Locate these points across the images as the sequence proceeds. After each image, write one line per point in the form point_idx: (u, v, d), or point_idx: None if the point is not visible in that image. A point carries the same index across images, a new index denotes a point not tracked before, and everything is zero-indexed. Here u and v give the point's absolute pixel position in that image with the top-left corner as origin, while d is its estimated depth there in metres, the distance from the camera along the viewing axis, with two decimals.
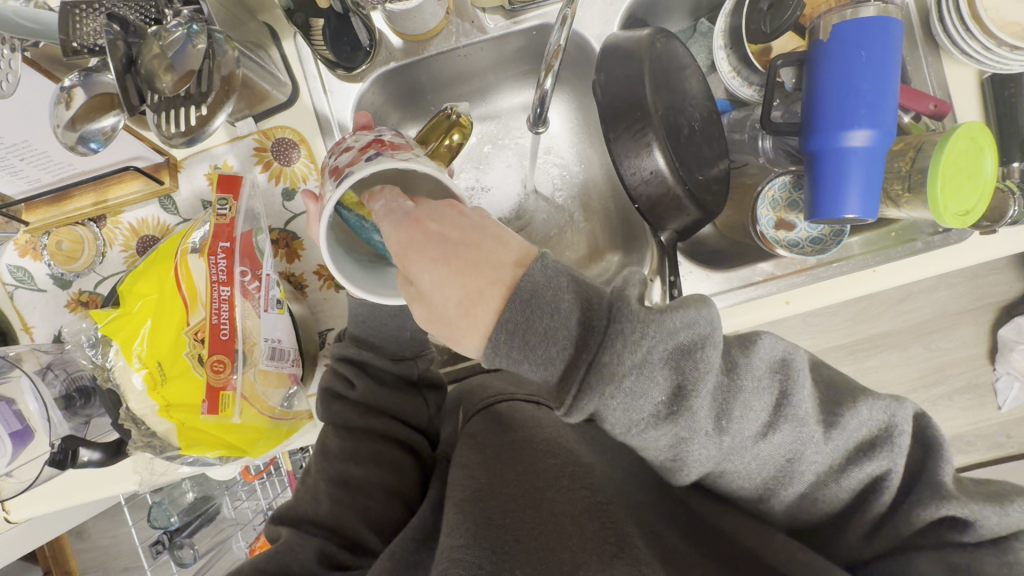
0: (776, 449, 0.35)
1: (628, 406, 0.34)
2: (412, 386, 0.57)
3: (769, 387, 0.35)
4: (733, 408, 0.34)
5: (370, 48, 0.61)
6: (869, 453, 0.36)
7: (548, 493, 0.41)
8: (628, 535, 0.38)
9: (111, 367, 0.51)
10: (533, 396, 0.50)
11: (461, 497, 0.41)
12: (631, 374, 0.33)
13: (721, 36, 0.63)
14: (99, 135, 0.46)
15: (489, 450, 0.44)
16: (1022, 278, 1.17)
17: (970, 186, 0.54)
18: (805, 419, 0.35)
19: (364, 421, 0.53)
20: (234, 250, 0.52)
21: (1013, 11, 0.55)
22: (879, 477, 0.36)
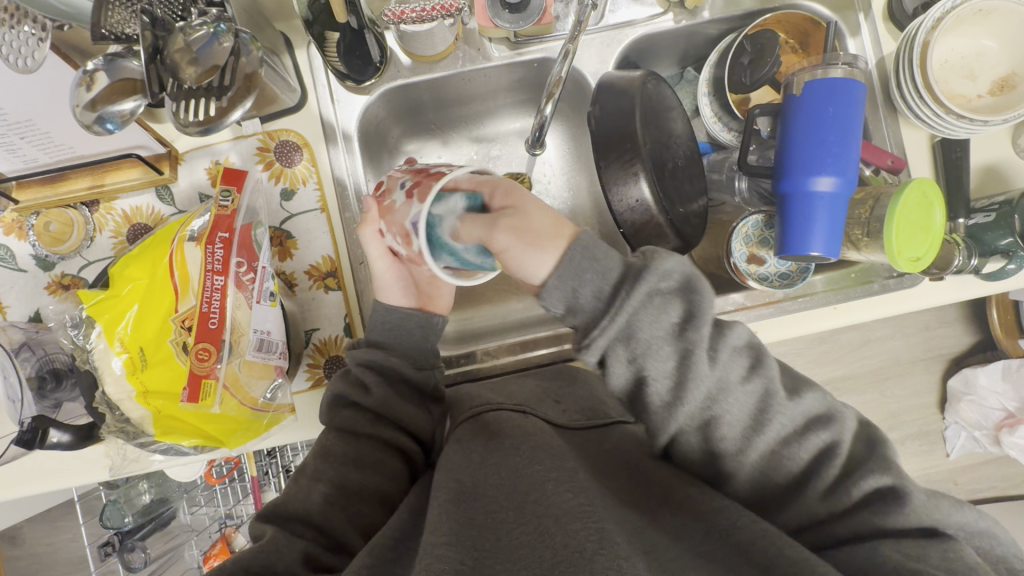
0: (749, 395, 0.43)
1: (650, 328, 0.44)
2: (422, 396, 0.59)
3: (743, 358, 0.44)
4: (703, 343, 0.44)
5: (381, 64, 0.65)
6: (820, 424, 0.43)
7: (533, 496, 0.40)
8: (607, 532, 0.36)
9: (91, 349, 0.51)
10: (519, 406, 0.53)
11: (443, 498, 0.42)
12: (654, 307, 0.44)
13: (705, 84, 0.69)
14: (118, 117, 0.49)
15: (475, 456, 0.46)
16: (970, 332, 1.25)
17: (922, 237, 0.59)
18: (774, 380, 0.44)
19: (373, 428, 0.55)
20: (232, 241, 0.53)
21: (960, 85, 0.62)
22: (832, 446, 0.43)
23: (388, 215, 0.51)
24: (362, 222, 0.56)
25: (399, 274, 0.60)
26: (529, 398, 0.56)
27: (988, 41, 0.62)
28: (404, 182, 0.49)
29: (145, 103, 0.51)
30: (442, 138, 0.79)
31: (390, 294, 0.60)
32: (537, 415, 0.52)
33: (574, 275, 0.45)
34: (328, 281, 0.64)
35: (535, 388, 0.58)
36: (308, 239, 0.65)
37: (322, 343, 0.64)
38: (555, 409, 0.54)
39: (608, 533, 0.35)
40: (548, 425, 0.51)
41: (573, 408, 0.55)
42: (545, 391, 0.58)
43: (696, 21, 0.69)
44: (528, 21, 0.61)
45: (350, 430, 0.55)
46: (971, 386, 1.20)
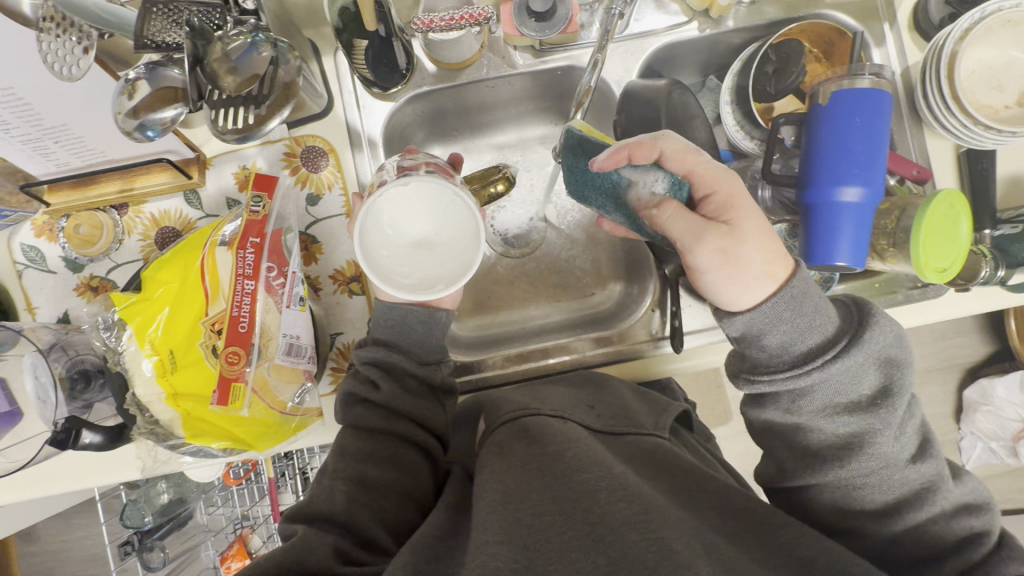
0: (855, 425, 0.47)
1: (777, 336, 0.47)
2: (432, 389, 0.60)
3: (869, 384, 0.47)
4: (805, 350, 0.47)
5: (407, 71, 0.65)
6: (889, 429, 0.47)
7: (583, 503, 0.40)
8: (667, 541, 0.36)
9: (122, 352, 0.52)
10: (557, 411, 0.52)
11: (492, 498, 0.43)
12: (808, 325, 0.47)
13: (728, 93, 0.69)
14: (158, 125, 0.50)
15: (515, 459, 0.46)
16: (987, 342, 1.24)
17: (948, 247, 0.59)
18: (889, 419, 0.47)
19: (385, 424, 0.55)
20: (263, 246, 0.54)
21: (987, 96, 0.62)
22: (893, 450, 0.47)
23: None
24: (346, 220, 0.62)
25: None
26: (565, 403, 0.55)
27: (1015, 52, 0.61)
28: None
29: (185, 110, 0.51)
30: (464, 144, 0.79)
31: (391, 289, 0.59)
32: (575, 419, 0.52)
33: (792, 307, 0.47)
34: (353, 285, 0.65)
35: (569, 395, 0.57)
36: (333, 243, 0.65)
37: (346, 346, 0.64)
38: (590, 414, 0.54)
39: (670, 541, 0.36)
40: (585, 429, 0.51)
41: (608, 414, 0.54)
42: (578, 397, 0.57)
43: (721, 30, 0.69)
44: (553, 30, 0.61)
45: (364, 428, 0.55)
46: (989, 397, 1.19)
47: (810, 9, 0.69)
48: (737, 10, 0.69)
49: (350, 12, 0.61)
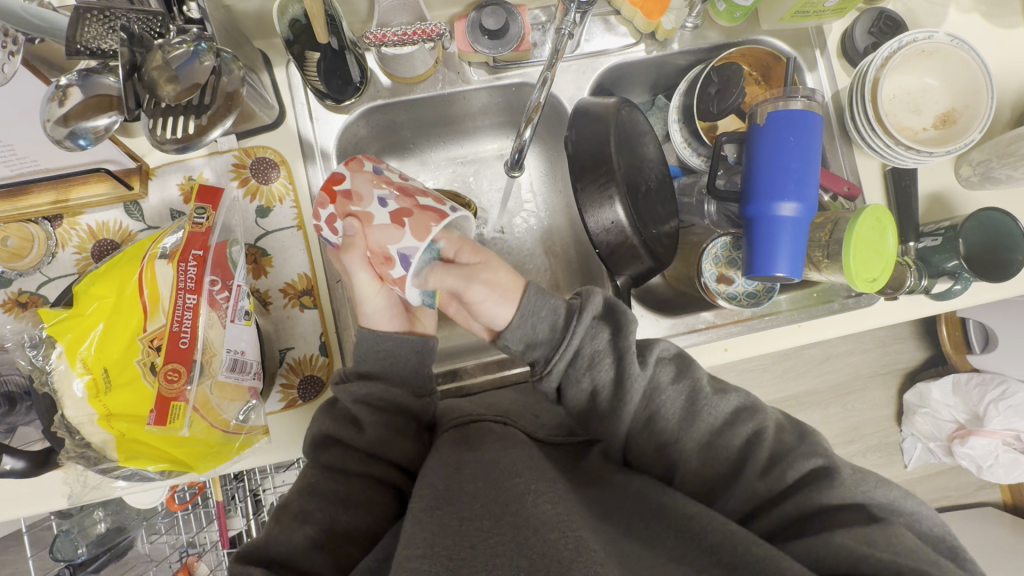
0: (740, 434, 0.49)
1: (590, 346, 0.52)
2: (416, 424, 0.56)
3: (723, 409, 0.50)
4: (647, 359, 0.51)
5: (360, 84, 0.65)
6: (746, 416, 0.50)
7: (512, 509, 0.40)
8: (582, 539, 0.37)
9: (50, 370, 0.50)
10: (502, 418, 0.54)
11: (418, 507, 0.41)
12: (655, 358, 0.52)
13: (675, 112, 0.72)
14: (90, 134, 0.49)
15: (451, 461, 0.47)
16: (922, 348, 1.33)
17: (878, 259, 0.63)
18: (757, 418, 0.50)
19: (364, 467, 0.53)
20: (206, 259, 0.52)
21: (906, 119, 0.67)
22: (758, 433, 0.49)
23: (361, 225, 0.50)
24: (348, 249, 0.50)
25: (388, 297, 0.56)
26: (510, 410, 0.58)
27: (931, 79, 0.66)
28: (385, 196, 0.49)
29: (121, 120, 0.50)
30: (420, 157, 0.80)
31: (378, 318, 0.56)
32: (518, 425, 0.54)
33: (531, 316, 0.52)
34: (304, 299, 0.64)
35: (512, 402, 0.60)
36: (283, 256, 0.64)
37: (297, 362, 0.63)
38: (535, 422, 0.57)
39: (584, 540, 0.37)
40: (530, 436, 0.53)
41: (551, 424, 0.58)
42: (524, 406, 0.60)
43: (667, 52, 0.72)
44: (507, 47, 0.63)
45: (339, 468, 0.52)
46: (925, 400, 1.26)
47: (749, 35, 0.73)
48: (682, 34, 0.72)
49: (301, 25, 0.61)
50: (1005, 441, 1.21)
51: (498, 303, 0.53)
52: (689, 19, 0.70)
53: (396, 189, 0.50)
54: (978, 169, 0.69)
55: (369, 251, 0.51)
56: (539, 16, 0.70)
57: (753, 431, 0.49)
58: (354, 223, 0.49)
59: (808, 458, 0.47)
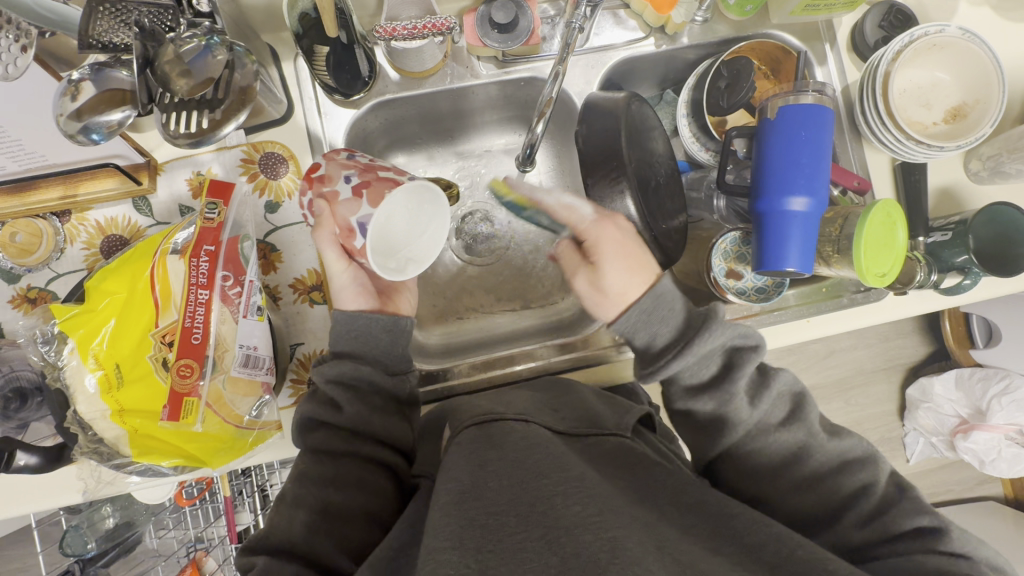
0: (851, 482, 0.49)
1: (694, 359, 0.50)
2: (399, 403, 0.58)
3: (838, 457, 0.50)
4: (762, 397, 0.50)
5: (370, 79, 0.65)
6: (860, 465, 0.50)
7: (541, 509, 0.39)
8: (619, 541, 0.35)
9: (62, 366, 0.50)
10: (521, 415, 0.54)
11: (446, 500, 0.42)
12: (767, 392, 0.50)
13: (684, 106, 0.72)
14: (104, 128, 0.49)
15: (473, 459, 0.47)
16: (925, 342, 1.33)
17: (887, 253, 0.62)
18: (853, 466, 0.49)
19: (347, 445, 0.53)
20: (218, 254, 0.52)
21: (916, 113, 0.67)
22: (868, 484, 0.48)
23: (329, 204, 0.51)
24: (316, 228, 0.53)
25: (355, 274, 0.58)
26: (528, 407, 0.56)
27: (942, 73, 0.66)
28: (349, 175, 0.50)
29: (133, 114, 0.50)
30: (427, 152, 0.80)
31: (346, 296, 0.58)
32: (539, 422, 0.53)
33: (649, 313, 0.52)
34: (314, 294, 0.64)
35: (532, 401, 0.58)
36: (292, 251, 0.64)
37: (307, 357, 0.63)
38: (554, 417, 0.55)
39: (620, 540, 0.35)
40: (551, 432, 0.52)
41: (571, 416, 0.56)
42: (542, 402, 0.58)
43: (676, 46, 0.72)
44: (516, 41, 0.63)
45: (326, 451, 0.53)
46: (929, 394, 1.26)
47: (758, 29, 0.72)
48: (692, 28, 0.72)
49: (310, 17, 0.60)
50: (1008, 436, 1.22)
51: (623, 272, 0.54)
52: (698, 12, 0.70)
53: (361, 168, 0.50)
54: (988, 164, 0.69)
55: (335, 227, 0.52)
56: (548, 10, 0.69)
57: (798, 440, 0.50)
58: (322, 204, 0.51)
59: (915, 514, 0.46)
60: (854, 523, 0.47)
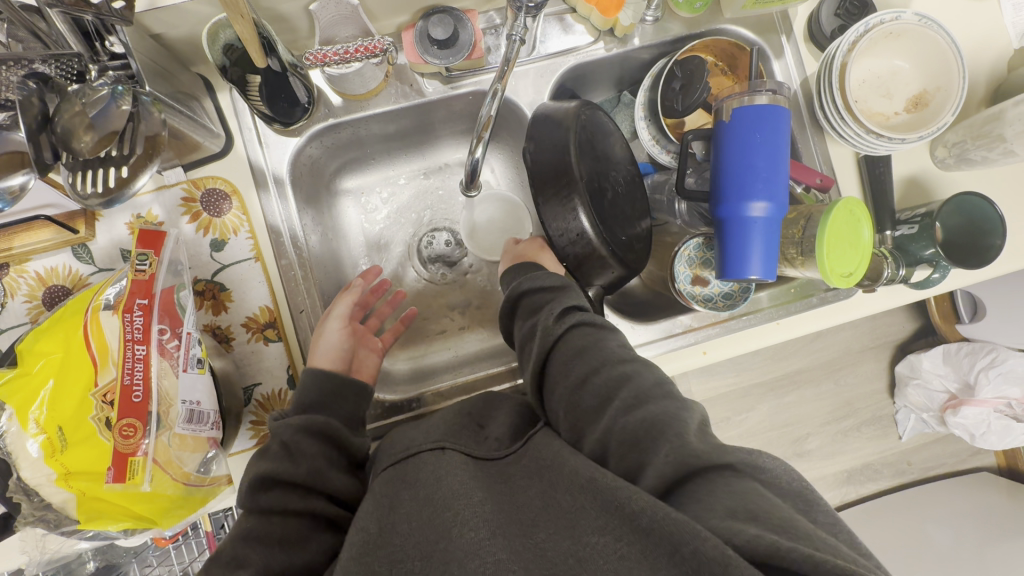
0: (635, 392, 0.46)
1: (527, 280, 0.59)
2: (348, 459, 0.55)
3: (613, 368, 0.49)
4: (567, 315, 0.54)
5: (309, 105, 0.62)
6: (641, 378, 0.48)
7: (441, 545, 0.41)
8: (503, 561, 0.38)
9: (2, 433, 0.47)
10: (439, 443, 0.50)
11: (348, 556, 0.42)
12: (554, 306, 0.55)
13: (642, 108, 0.69)
14: (5, 195, 0.45)
15: (386, 501, 0.46)
16: (912, 318, 1.33)
17: (852, 252, 0.61)
18: (659, 394, 0.46)
19: (304, 502, 0.49)
20: (152, 308, 0.50)
21: (877, 103, 0.65)
22: (647, 394, 0.46)
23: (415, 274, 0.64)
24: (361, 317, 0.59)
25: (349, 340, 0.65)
26: (446, 430, 0.53)
27: (901, 61, 0.64)
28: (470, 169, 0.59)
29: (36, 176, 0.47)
30: (383, 171, 0.78)
31: (321, 356, 0.61)
32: (456, 449, 0.50)
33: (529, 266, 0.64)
34: (268, 332, 0.62)
35: (452, 415, 0.55)
36: (242, 289, 0.62)
37: (266, 398, 0.62)
38: (476, 439, 0.51)
39: (504, 563, 0.38)
40: (468, 458, 0.49)
41: (495, 436, 0.52)
42: (466, 417, 0.55)
43: (627, 48, 0.70)
44: (458, 56, 0.61)
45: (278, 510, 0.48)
46: (917, 371, 1.26)
47: (712, 25, 0.70)
48: (643, 28, 0.69)
49: (238, 50, 0.58)
50: (998, 408, 1.19)
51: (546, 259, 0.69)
52: (648, 12, 0.67)
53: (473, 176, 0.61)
54: (953, 150, 0.67)
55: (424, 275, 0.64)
56: (492, 20, 0.67)
57: (655, 402, 0.45)
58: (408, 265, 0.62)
59: (677, 417, 0.43)
60: (620, 412, 0.45)
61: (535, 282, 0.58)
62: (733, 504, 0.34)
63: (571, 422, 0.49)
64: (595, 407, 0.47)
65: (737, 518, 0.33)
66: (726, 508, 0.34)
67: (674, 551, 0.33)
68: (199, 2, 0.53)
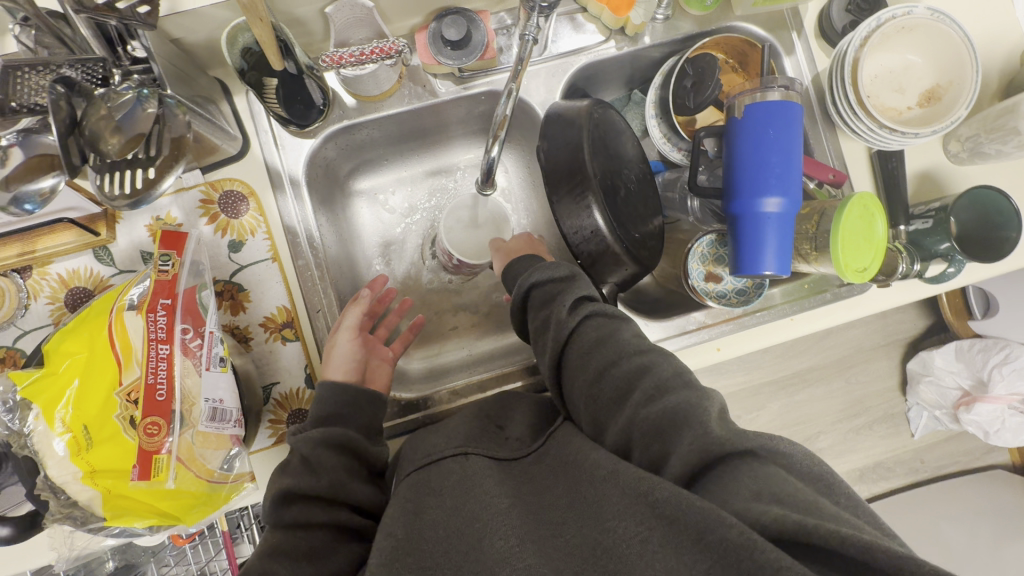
0: (652, 381, 0.46)
1: (539, 271, 0.57)
2: (369, 469, 0.56)
3: (628, 358, 0.48)
4: (580, 306, 0.53)
5: (324, 106, 0.63)
6: (656, 366, 0.48)
7: (471, 554, 0.41)
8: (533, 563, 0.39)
9: (29, 433, 0.49)
10: (461, 447, 0.50)
11: (377, 563, 0.42)
12: (567, 297, 0.53)
13: (653, 106, 0.70)
14: (36, 197, 0.48)
15: (411, 505, 0.46)
16: (924, 315, 1.32)
17: (866, 247, 0.61)
18: (674, 381, 0.46)
19: (329, 515, 0.49)
20: (175, 307, 0.51)
21: (890, 98, 0.65)
22: (665, 381, 0.45)
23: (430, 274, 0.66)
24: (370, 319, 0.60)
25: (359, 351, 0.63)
26: (467, 433, 0.53)
27: (913, 55, 0.64)
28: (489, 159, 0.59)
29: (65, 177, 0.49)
30: (395, 171, 0.78)
31: (334, 369, 0.60)
32: (481, 452, 0.50)
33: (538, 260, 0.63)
34: (285, 332, 0.63)
35: (470, 419, 0.56)
36: (260, 290, 0.63)
37: (284, 397, 0.62)
38: (498, 442, 0.52)
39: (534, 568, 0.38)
40: (493, 461, 0.49)
41: (514, 440, 0.52)
42: (483, 420, 0.55)
43: (638, 46, 0.70)
44: (471, 57, 0.61)
45: (303, 524, 0.48)
46: (929, 367, 1.25)
47: (722, 22, 0.70)
48: (654, 26, 0.70)
49: (255, 53, 0.59)
50: (1012, 405, 1.18)
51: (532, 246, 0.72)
52: (658, 10, 0.67)
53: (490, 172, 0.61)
54: (967, 145, 0.67)
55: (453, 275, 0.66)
56: (503, 20, 0.67)
57: (666, 386, 0.45)
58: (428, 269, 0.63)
59: (700, 407, 0.43)
60: (641, 403, 0.45)
61: (545, 273, 0.56)
62: (757, 487, 0.36)
63: (590, 415, 0.49)
64: (614, 400, 0.47)
65: (762, 500, 0.35)
66: (752, 492, 0.35)
67: (698, 537, 0.34)
68: (219, 7, 0.54)
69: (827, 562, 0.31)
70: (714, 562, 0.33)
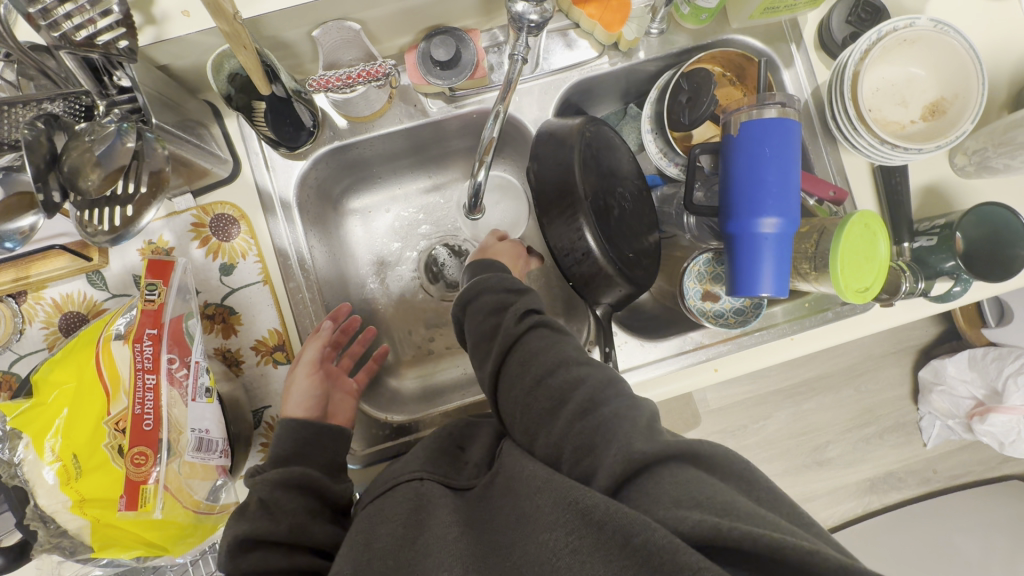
0: (587, 391, 0.46)
1: (490, 282, 0.57)
2: (332, 507, 0.55)
3: (570, 368, 0.48)
4: (526, 317, 0.53)
5: (313, 128, 0.63)
6: (594, 378, 0.47)
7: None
8: None
9: (19, 462, 0.48)
10: (415, 474, 0.49)
11: None
12: (513, 310, 0.53)
13: (648, 121, 0.68)
14: (16, 235, 0.48)
15: (360, 539, 0.44)
16: (936, 323, 1.29)
17: (867, 267, 0.59)
18: (607, 393, 0.45)
19: (289, 560, 0.48)
20: (162, 336, 0.51)
21: (892, 113, 0.63)
22: (599, 394, 0.45)
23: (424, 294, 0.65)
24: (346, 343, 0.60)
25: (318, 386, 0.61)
26: (423, 459, 0.52)
27: (916, 68, 0.62)
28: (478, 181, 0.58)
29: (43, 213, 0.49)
30: (389, 188, 0.78)
31: (294, 406, 0.59)
32: (435, 479, 0.49)
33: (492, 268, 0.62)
34: (277, 355, 0.63)
35: (430, 442, 0.55)
36: (251, 313, 0.63)
37: (275, 420, 0.62)
38: (455, 468, 0.51)
39: None
40: (448, 491, 0.48)
41: (469, 467, 0.51)
42: (438, 446, 0.54)
43: (632, 61, 0.69)
44: (461, 76, 0.61)
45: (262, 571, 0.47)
46: (941, 376, 1.22)
47: (718, 36, 0.69)
48: (648, 41, 0.69)
49: (242, 78, 0.59)
50: None
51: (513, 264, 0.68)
52: (653, 25, 0.66)
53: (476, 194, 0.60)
54: (974, 158, 0.65)
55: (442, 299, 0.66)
56: (495, 37, 0.67)
57: (591, 395, 0.45)
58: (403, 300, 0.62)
59: (637, 419, 0.43)
60: (574, 417, 0.44)
61: (496, 285, 0.56)
62: (678, 492, 0.36)
63: (524, 424, 0.48)
64: (550, 409, 0.46)
65: (682, 506, 0.34)
66: (672, 499, 0.35)
67: (624, 542, 0.33)
68: (205, 34, 0.54)
69: (753, 565, 0.31)
70: (639, 567, 0.32)
